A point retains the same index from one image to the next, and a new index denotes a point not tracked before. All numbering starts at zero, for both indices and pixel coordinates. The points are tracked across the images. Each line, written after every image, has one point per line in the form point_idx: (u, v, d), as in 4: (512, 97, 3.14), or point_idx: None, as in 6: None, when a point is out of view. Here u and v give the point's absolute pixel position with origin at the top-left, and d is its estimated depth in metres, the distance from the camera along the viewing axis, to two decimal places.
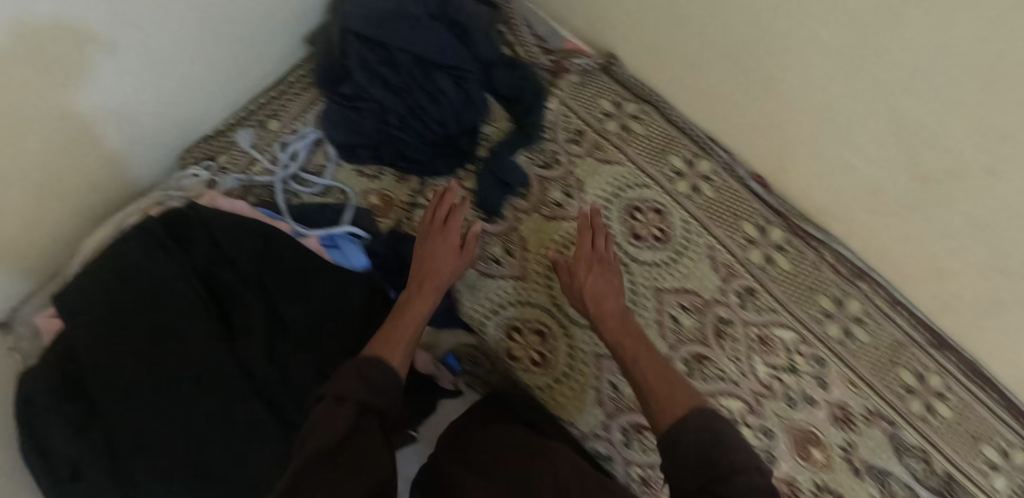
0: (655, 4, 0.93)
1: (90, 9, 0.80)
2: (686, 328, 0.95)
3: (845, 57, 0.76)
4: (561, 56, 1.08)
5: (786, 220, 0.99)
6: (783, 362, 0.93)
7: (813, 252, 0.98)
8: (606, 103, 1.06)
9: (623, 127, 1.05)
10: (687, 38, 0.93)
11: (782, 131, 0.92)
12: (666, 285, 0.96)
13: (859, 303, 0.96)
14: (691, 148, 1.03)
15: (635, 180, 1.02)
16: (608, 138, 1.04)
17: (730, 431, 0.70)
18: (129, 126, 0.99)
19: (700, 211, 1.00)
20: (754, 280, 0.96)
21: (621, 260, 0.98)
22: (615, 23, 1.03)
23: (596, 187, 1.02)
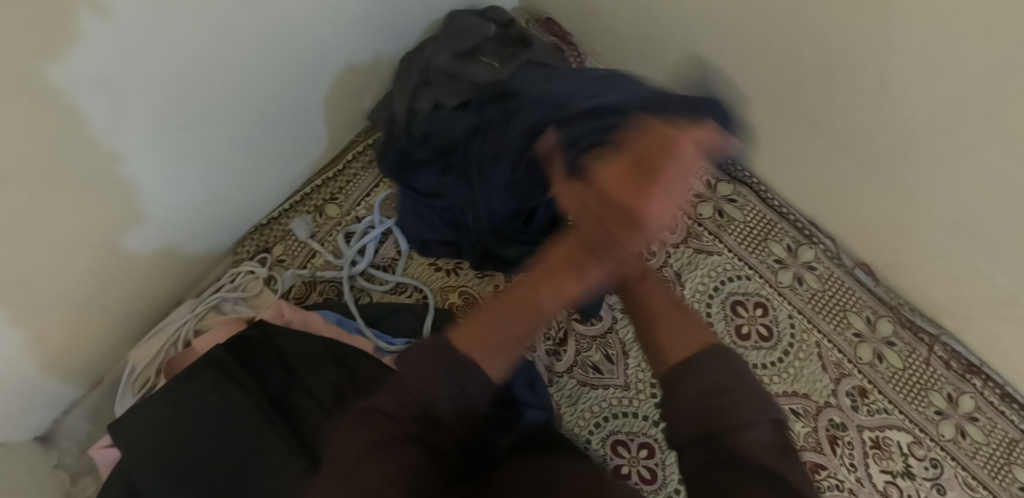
0: (757, 87, 0.86)
1: (106, 85, 0.63)
2: (800, 436, 0.90)
3: (1003, 180, 0.67)
4: None
5: (896, 311, 0.94)
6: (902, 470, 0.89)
7: (925, 347, 0.93)
8: (698, 184, 1.03)
9: (717, 211, 1.00)
10: (797, 125, 0.86)
11: (899, 227, 0.84)
12: (775, 389, 0.92)
13: (972, 400, 0.91)
14: (792, 233, 0.98)
15: (736, 271, 0.97)
16: (703, 225, 1.00)
17: (749, 391, 0.53)
18: (165, 222, 0.86)
19: (806, 303, 0.95)
20: (866, 378, 0.92)
21: None
22: None
23: (695, 280, 0.97)
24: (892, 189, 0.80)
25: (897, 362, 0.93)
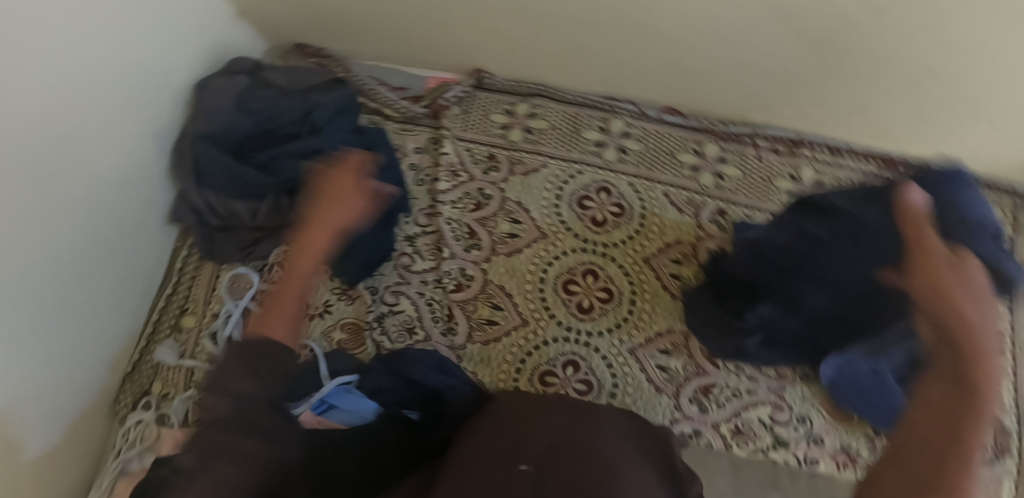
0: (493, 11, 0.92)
1: None
2: (691, 278, 0.94)
3: None
4: (432, 97, 1.08)
5: (712, 131, 1.02)
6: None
7: (751, 146, 1.01)
8: (498, 115, 1.07)
9: (527, 130, 1.05)
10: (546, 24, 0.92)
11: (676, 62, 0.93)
12: (652, 251, 0.96)
13: (810, 170, 0.99)
14: (597, 116, 1.05)
15: (568, 171, 1.02)
16: (520, 148, 1.04)
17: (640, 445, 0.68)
18: (35, 415, 0.82)
19: (639, 163, 1.01)
20: (722, 195, 0.98)
21: (597, 252, 0.96)
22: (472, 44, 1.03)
23: (536, 199, 1.00)
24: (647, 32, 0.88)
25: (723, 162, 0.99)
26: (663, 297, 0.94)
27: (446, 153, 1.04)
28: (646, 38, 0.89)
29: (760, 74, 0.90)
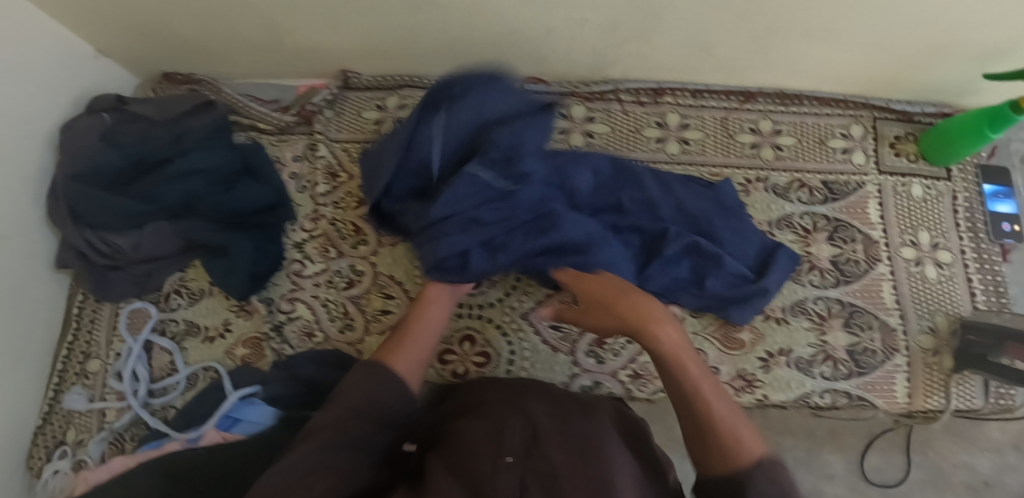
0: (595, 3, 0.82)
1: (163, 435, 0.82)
2: (879, 274, 0.97)
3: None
4: (566, 85, 1.01)
5: (859, 113, 1.04)
6: (902, 241, 0.99)
7: (902, 123, 1.04)
8: (652, 114, 1.01)
9: (683, 120, 1.01)
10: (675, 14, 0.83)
11: (772, 66, 0.97)
12: (848, 269, 0.97)
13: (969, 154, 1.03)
14: (747, 116, 1.02)
15: (745, 152, 1.00)
16: (687, 113, 1.01)
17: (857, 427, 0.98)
18: None
19: (797, 158, 1.01)
20: (880, 180, 1.02)
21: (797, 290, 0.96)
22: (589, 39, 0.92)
23: (708, 152, 1.00)
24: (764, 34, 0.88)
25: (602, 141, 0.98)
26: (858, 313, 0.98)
27: (591, 119, 1.01)
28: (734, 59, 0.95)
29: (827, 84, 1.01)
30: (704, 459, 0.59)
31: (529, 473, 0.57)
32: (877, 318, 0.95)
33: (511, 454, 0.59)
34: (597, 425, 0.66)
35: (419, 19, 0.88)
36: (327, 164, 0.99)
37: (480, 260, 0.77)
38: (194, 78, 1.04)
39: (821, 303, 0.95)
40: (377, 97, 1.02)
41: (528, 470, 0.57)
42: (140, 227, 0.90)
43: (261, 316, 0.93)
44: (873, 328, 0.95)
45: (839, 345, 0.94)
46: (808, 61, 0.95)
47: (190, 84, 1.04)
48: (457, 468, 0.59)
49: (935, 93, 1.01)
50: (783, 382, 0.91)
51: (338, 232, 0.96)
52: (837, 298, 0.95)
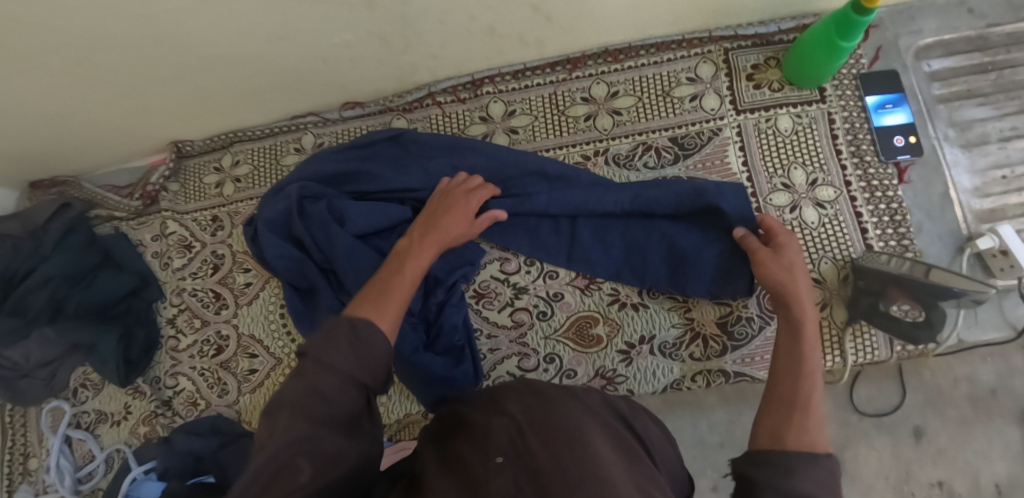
0: (344, 25, 0.79)
1: None
2: None
3: None
4: (381, 107, 0.98)
5: (703, 52, 0.93)
6: (772, 186, 0.88)
7: (755, 48, 0.92)
8: (476, 110, 0.96)
9: (508, 110, 0.96)
10: (428, 13, 0.79)
11: (576, 34, 0.89)
12: None
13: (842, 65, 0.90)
14: (577, 86, 0.95)
15: (579, 128, 0.93)
16: (512, 107, 0.96)
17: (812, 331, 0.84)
18: None
19: (639, 119, 0.92)
20: (739, 120, 0.91)
21: None
22: (375, 59, 0.89)
23: (539, 147, 0.94)
24: (536, 11, 0.82)
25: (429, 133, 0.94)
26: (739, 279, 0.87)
27: None
28: (531, 38, 0.89)
29: (649, 33, 0.92)
30: (771, 427, 0.57)
31: (520, 469, 0.57)
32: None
33: (501, 454, 0.59)
34: (565, 408, 0.67)
35: (207, 86, 0.90)
36: (179, 237, 1.02)
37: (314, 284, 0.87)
38: (58, 181, 1.09)
39: None
40: (213, 160, 1.04)
41: (522, 470, 0.57)
42: (25, 337, 0.95)
43: (148, 396, 0.99)
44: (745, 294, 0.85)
45: (708, 319, 0.85)
46: (608, 17, 0.86)
47: (60, 186, 1.09)
48: (456, 468, 0.60)
49: (781, 5, 0.88)
50: (647, 371, 0.85)
51: (200, 302, 1.00)
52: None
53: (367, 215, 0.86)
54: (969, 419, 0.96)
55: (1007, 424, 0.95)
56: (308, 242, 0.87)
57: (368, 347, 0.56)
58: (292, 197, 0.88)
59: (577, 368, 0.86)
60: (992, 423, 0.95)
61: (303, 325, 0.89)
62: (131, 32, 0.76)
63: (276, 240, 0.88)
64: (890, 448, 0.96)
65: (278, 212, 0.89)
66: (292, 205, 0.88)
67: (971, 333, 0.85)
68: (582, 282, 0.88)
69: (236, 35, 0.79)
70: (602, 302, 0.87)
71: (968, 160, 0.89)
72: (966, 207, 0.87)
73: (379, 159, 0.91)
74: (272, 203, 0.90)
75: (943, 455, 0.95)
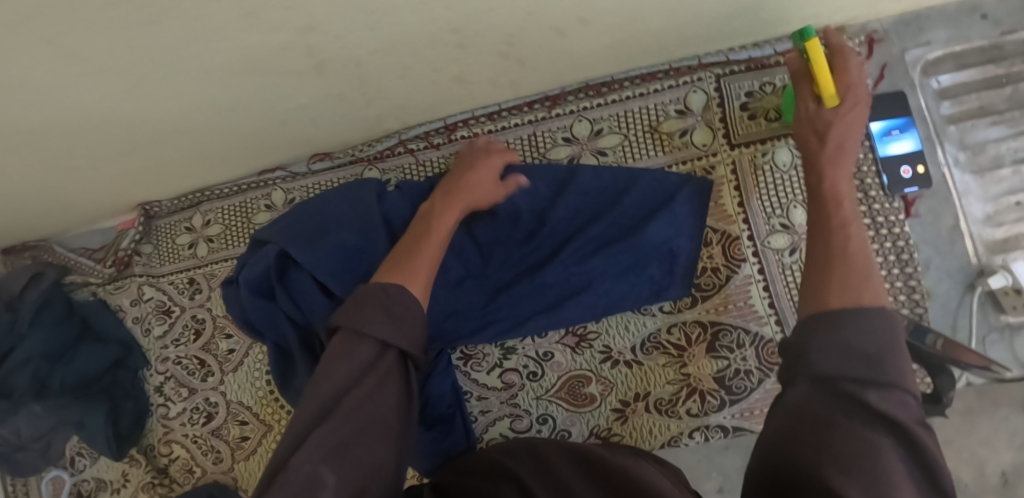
0: (296, 89, 0.73)
1: None
2: (743, 273, 0.82)
3: (495, 13, 0.64)
4: (350, 156, 0.92)
5: (692, 81, 0.86)
6: (770, 227, 0.82)
7: (748, 74, 0.85)
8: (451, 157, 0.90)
9: None
10: (385, 70, 0.72)
11: (552, 73, 0.82)
12: (703, 284, 0.82)
13: None
14: (558, 124, 0.88)
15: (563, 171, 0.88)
16: None
17: None
18: None
19: (626, 159, 0.86)
20: (733, 155, 0.84)
21: (648, 318, 0.83)
22: (338, 115, 0.82)
23: None
24: (506, 57, 0.75)
25: (404, 179, 0.89)
26: (741, 332, 0.81)
27: None
28: (506, 81, 0.82)
29: (632, 66, 0.85)
30: (809, 294, 0.54)
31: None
32: (747, 331, 0.81)
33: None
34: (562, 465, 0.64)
35: (163, 153, 0.84)
36: (158, 303, 0.99)
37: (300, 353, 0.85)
38: (29, 245, 1.06)
39: (676, 331, 0.82)
40: (184, 219, 1.00)
41: None
42: (13, 414, 0.94)
43: (144, 464, 0.99)
44: (744, 347, 0.81)
45: (704, 374, 0.81)
46: (586, 55, 0.78)
47: (32, 250, 1.06)
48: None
49: (776, 28, 0.81)
50: (644, 429, 0.82)
51: (184, 369, 0.97)
52: (696, 320, 0.82)
53: (329, 266, 0.80)
54: (974, 411, 0.92)
55: (1013, 412, 0.91)
56: (289, 305, 0.83)
57: (357, 354, 0.58)
58: (273, 256, 0.83)
59: (571, 429, 0.83)
60: (998, 413, 0.91)
61: (286, 389, 0.88)
62: (66, 118, 0.70)
63: (257, 299, 0.85)
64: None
65: (257, 272, 0.84)
66: (272, 267, 0.82)
67: None
68: (571, 340, 0.84)
69: (181, 109, 0.73)
70: (594, 360, 0.83)
71: (979, 186, 0.83)
72: (977, 238, 0.83)
73: (343, 207, 0.83)
74: (252, 261, 0.85)
75: (949, 445, 0.93)
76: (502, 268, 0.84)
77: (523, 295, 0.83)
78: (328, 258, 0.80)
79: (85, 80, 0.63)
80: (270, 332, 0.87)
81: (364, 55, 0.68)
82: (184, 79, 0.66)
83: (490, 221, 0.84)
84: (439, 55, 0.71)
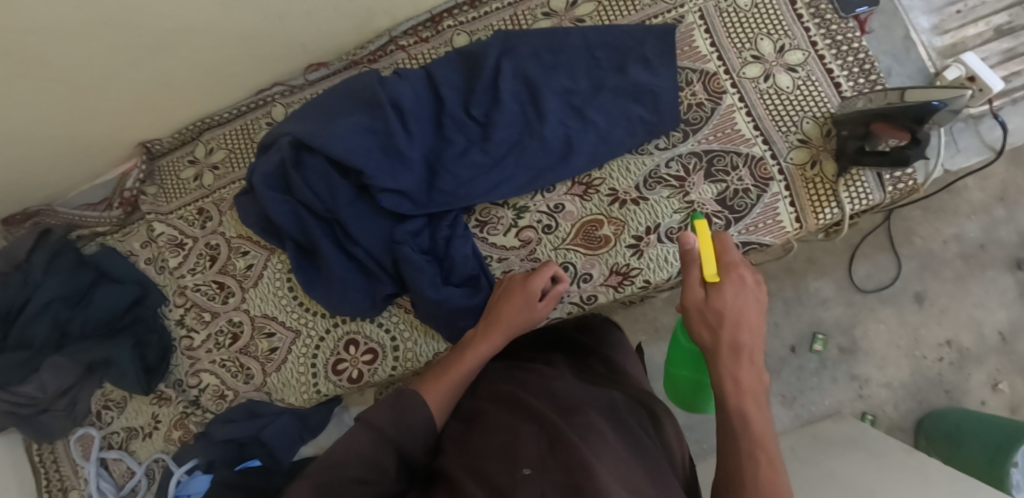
0: None
1: None
2: (726, 103, 0.88)
3: None
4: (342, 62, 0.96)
5: None
6: (743, 60, 0.89)
7: None
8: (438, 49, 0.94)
9: (470, 35, 0.94)
10: None
11: None
12: (693, 117, 0.89)
13: None
14: (535, 3, 0.94)
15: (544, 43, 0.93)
16: (474, 36, 0.94)
17: (804, 192, 0.86)
18: None
19: (604, 22, 0.92)
20: (699, 5, 0.91)
21: (649, 156, 0.88)
22: (333, 11, 0.87)
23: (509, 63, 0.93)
24: None
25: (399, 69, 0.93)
26: (737, 155, 0.87)
27: None
28: None
29: None
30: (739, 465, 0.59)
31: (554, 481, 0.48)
32: (738, 154, 0.87)
33: (529, 465, 0.51)
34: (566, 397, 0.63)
35: (164, 70, 0.87)
36: (169, 237, 1.00)
37: (330, 244, 0.86)
38: (30, 211, 1.05)
39: (674, 165, 0.87)
40: (186, 154, 1.02)
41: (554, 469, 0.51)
42: (36, 369, 0.93)
43: (175, 399, 0.98)
44: (739, 167, 0.86)
45: (707, 199, 0.86)
46: None
47: (34, 216, 1.05)
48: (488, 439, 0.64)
49: None
50: (660, 259, 0.86)
51: (205, 295, 0.98)
52: (691, 152, 0.88)
53: (349, 144, 0.82)
54: (963, 275, 1.12)
55: (999, 273, 1.11)
56: (307, 193, 0.84)
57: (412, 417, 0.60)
58: (287, 147, 0.85)
59: (592, 271, 0.87)
60: (986, 275, 1.11)
61: (312, 285, 0.90)
62: (74, 15, 0.72)
63: (272, 196, 0.86)
64: (896, 317, 1.13)
65: (272, 165, 0.86)
66: (288, 156, 0.85)
67: (955, 163, 0.88)
68: (580, 190, 0.89)
69: (186, 2, 0.76)
70: (603, 203, 0.88)
71: (922, 2, 0.92)
72: (928, 46, 0.91)
73: (346, 94, 0.87)
74: (267, 159, 0.87)
75: (945, 314, 1.12)
76: (507, 128, 0.87)
77: (529, 153, 0.87)
78: (344, 137, 0.82)
79: None
80: (288, 225, 0.88)
81: None
82: None
83: (482, 93, 0.88)
84: None
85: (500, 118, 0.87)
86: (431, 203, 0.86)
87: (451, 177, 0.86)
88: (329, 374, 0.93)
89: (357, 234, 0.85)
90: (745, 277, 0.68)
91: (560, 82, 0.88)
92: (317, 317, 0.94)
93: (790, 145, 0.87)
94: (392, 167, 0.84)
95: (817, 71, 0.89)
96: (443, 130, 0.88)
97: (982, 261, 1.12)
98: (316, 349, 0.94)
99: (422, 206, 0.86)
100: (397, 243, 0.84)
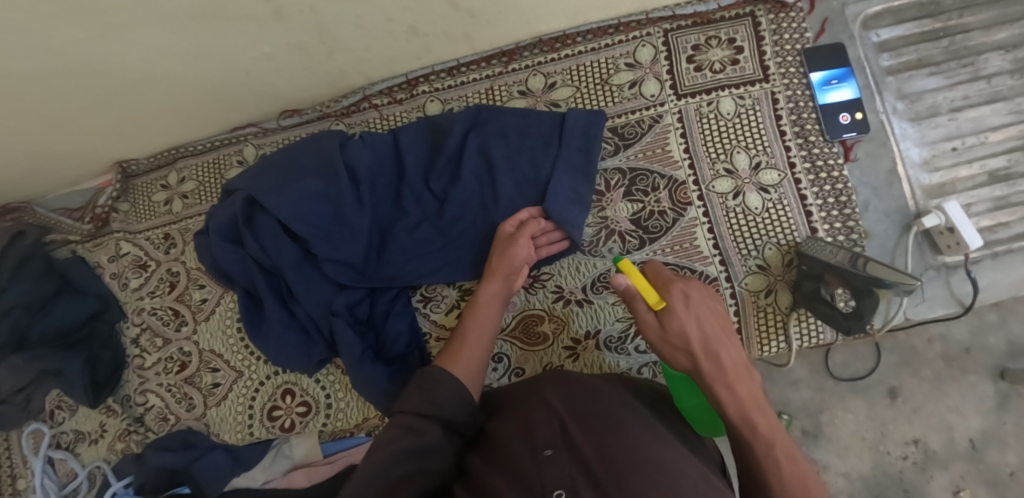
0: (260, 40, 0.77)
1: None
2: (689, 214, 0.86)
3: None
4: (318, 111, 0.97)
5: (641, 36, 0.90)
6: (715, 172, 0.86)
7: (694, 28, 0.89)
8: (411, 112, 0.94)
9: (444, 104, 0.94)
10: (338, 19, 0.75)
11: (504, 28, 0.86)
12: (652, 225, 0.86)
13: (772, 46, 0.87)
14: (513, 79, 0.92)
15: None
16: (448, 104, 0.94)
17: (751, 322, 0.84)
18: None
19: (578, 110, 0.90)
20: (679, 105, 0.88)
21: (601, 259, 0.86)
22: (303, 69, 0.86)
23: None
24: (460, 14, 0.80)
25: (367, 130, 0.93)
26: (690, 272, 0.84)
27: None
28: (461, 37, 0.86)
29: (579, 20, 0.88)
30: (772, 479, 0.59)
31: (574, 465, 0.53)
32: (693, 271, 0.84)
33: (549, 447, 0.55)
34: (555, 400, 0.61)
35: (135, 108, 0.88)
36: (134, 257, 1.03)
37: (277, 307, 0.87)
38: (12, 207, 1.07)
39: None
40: (160, 177, 1.04)
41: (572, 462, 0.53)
42: None
43: (121, 413, 1.02)
44: None
45: None
46: (534, 8, 0.82)
47: (13, 212, 1.07)
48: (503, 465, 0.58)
49: None
50: (593, 365, 0.85)
51: (160, 320, 1.01)
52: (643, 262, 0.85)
53: (297, 208, 0.81)
54: (943, 377, 0.93)
55: (981, 380, 0.92)
56: (256, 250, 0.85)
57: None
58: (240, 202, 0.85)
59: (525, 366, 0.86)
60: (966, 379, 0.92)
61: (253, 333, 0.90)
62: (40, 67, 0.73)
63: (225, 247, 0.88)
64: (866, 409, 0.94)
65: (228, 218, 0.87)
66: (240, 213, 0.85)
67: (918, 312, 0.85)
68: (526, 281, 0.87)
69: (151, 60, 0.76)
70: (547, 300, 0.87)
71: (916, 133, 0.87)
72: (915, 181, 0.86)
73: (307, 153, 0.86)
74: (223, 209, 0.88)
75: (918, 414, 0.93)
76: (462, 208, 0.86)
77: (481, 238, 0.86)
78: (293, 202, 0.81)
79: (57, 24, 0.66)
80: (241, 275, 0.90)
81: (320, 3, 0.71)
82: (151, 25, 0.70)
83: (442, 168, 0.87)
84: (391, 5, 0.75)
85: (455, 198, 0.86)
86: (374, 273, 0.87)
87: (399, 250, 0.87)
88: (264, 419, 0.95)
89: (299, 296, 0.85)
90: (694, 292, 0.67)
91: (521, 167, 0.86)
92: (260, 362, 0.97)
93: (747, 270, 0.84)
94: (338, 236, 0.83)
95: (791, 194, 0.85)
96: (399, 202, 0.87)
97: (965, 365, 0.93)
98: (256, 392, 0.96)
99: (367, 276, 0.87)
100: (332, 315, 0.85)
